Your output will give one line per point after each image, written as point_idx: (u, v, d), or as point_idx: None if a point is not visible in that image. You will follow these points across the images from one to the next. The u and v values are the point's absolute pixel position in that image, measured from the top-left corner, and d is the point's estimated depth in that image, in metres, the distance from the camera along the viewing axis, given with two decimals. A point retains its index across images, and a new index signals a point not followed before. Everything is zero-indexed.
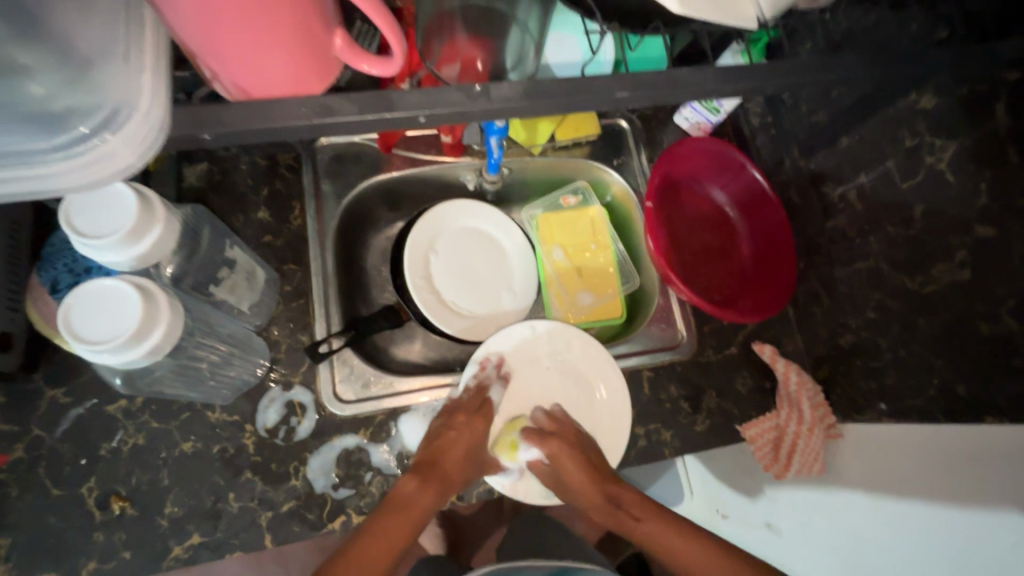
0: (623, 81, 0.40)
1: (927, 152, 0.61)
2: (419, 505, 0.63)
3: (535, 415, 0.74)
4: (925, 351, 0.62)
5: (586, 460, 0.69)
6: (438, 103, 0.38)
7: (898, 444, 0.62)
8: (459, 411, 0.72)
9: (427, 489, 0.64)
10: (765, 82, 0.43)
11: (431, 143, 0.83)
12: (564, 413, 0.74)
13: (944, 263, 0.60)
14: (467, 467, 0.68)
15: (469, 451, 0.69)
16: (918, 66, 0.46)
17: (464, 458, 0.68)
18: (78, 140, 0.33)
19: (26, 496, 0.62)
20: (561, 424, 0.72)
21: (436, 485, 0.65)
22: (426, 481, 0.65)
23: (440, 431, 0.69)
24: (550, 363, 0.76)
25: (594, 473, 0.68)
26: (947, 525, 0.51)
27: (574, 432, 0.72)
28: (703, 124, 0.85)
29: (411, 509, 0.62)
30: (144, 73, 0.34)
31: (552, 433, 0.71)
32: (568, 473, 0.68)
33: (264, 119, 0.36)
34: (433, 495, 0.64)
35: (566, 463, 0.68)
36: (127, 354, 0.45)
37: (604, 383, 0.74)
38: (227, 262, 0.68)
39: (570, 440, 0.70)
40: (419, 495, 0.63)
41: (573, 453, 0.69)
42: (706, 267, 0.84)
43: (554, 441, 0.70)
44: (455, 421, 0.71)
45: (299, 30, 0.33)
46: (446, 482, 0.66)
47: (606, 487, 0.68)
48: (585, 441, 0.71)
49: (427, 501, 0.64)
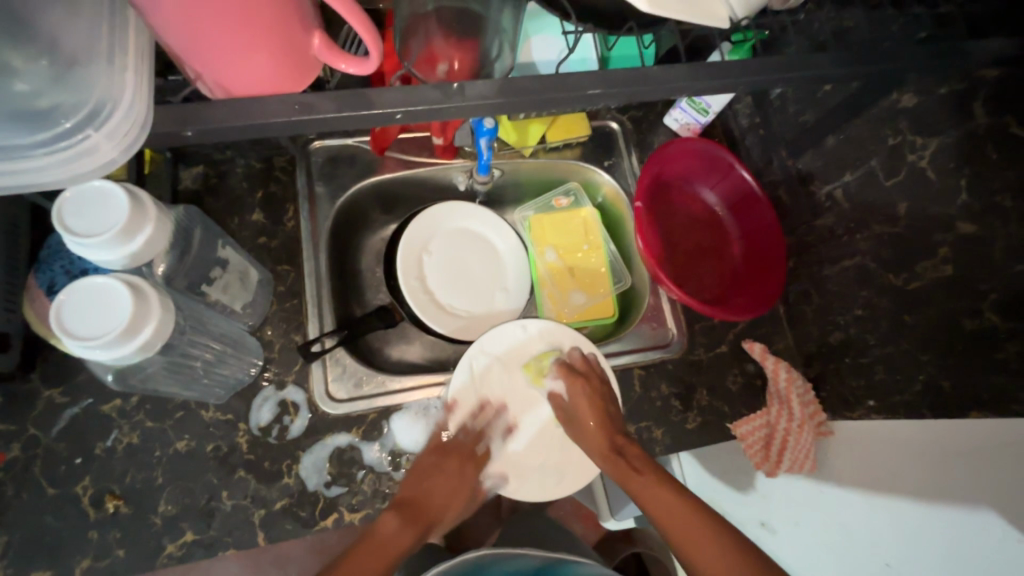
0: (597, 78, 0.41)
1: (909, 151, 0.62)
2: (399, 543, 0.61)
3: (570, 352, 0.74)
4: (909, 347, 0.63)
5: (601, 405, 0.69)
6: (415, 100, 0.38)
7: (879, 436, 0.63)
8: (452, 453, 0.69)
9: (408, 530, 0.63)
10: (740, 77, 0.44)
11: (424, 145, 0.84)
12: (592, 359, 0.74)
13: (927, 259, 0.61)
14: (443, 507, 0.67)
15: (454, 494, 0.67)
16: (892, 62, 0.47)
17: (445, 503, 0.67)
18: (61, 135, 0.33)
19: (22, 495, 0.63)
20: (591, 374, 0.72)
21: (417, 526, 0.64)
22: (410, 521, 0.63)
23: (431, 471, 0.68)
24: (552, 346, 0.75)
25: (603, 420, 0.69)
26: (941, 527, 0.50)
27: (600, 377, 0.72)
28: (693, 125, 0.87)
29: (390, 547, 0.60)
30: (126, 72, 0.34)
31: (579, 374, 0.72)
32: (581, 411, 0.70)
33: (248, 116, 0.37)
34: (413, 538, 0.63)
35: (581, 402, 0.70)
36: (118, 350, 0.46)
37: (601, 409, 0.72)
38: (218, 263, 0.70)
39: (595, 384, 0.71)
40: (401, 533, 0.62)
41: (591, 396, 0.70)
42: (697, 266, 0.85)
43: (579, 380, 0.71)
44: (448, 465, 0.68)
45: (281, 31, 0.34)
46: (429, 524, 0.65)
47: (615, 438, 0.67)
48: (606, 391, 0.71)
49: (407, 541, 0.62)
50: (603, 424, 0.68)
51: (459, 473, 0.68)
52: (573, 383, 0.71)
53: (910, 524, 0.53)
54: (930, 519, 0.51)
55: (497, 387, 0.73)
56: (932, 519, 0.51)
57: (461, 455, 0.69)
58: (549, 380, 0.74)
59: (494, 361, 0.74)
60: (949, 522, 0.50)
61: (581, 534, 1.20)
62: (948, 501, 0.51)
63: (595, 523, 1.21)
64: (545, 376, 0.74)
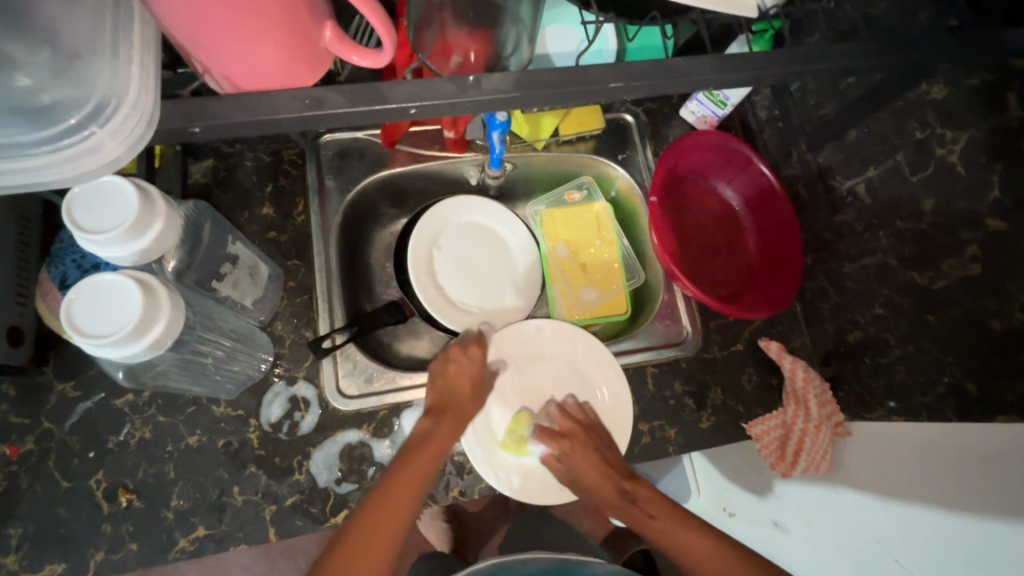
0: (618, 71, 0.39)
1: (937, 144, 0.60)
2: (441, 437, 0.64)
3: (546, 411, 0.73)
4: (933, 348, 0.61)
5: (599, 458, 0.68)
6: (428, 95, 0.37)
7: (908, 439, 0.61)
8: (453, 345, 0.72)
9: (445, 424, 0.65)
10: (766, 69, 0.42)
11: (435, 138, 0.83)
12: (579, 409, 0.73)
13: (954, 257, 0.59)
14: (467, 395, 0.69)
15: (475, 381, 0.70)
16: (925, 51, 0.45)
17: (467, 388, 0.69)
18: (64, 133, 0.32)
19: (35, 488, 0.63)
20: (576, 425, 0.70)
21: (451, 419, 0.66)
22: (442, 417, 0.66)
23: (443, 365, 0.70)
24: (520, 409, 0.73)
25: (606, 469, 0.67)
26: (972, 536, 0.48)
27: (587, 431, 0.70)
28: (710, 117, 0.84)
29: (435, 444, 0.63)
30: (131, 66, 0.33)
31: (564, 433, 0.69)
32: (581, 472, 0.67)
33: (256, 112, 0.36)
34: (453, 428, 0.66)
35: (580, 463, 0.67)
36: (129, 347, 0.46)
37: (606, 384, 0.74)
38: (229, 258, 0.70)
39: (583, 441, 0.68)
40: (439, 428, 0.65)
41: (587, 453, 0.68)
42: (711, 262, 0.83)
43: (567, 442, 0.68)
44: (449, 354, 0.71)
45: (290, 24, 0.33)
46: (461, 413, 0.67)
47: (623, 485, 0.67)
48: (601, 440, 0.70)
49: (449, 432, 0.65)
50: (608, 475, 0.67)
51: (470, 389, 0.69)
52: (562, 448, 0.68)
53: (947, 528, 0.50)
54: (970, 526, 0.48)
55: (507, 390, 0.74)
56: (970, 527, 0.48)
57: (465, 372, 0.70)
58: (533, 446, 0.70)
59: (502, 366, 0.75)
60: (988, 527, 0.47)
61: (589, 530, 1.20)
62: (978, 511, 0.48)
63: (604, 519, 1.21)
64: (528, 440, 0.70)
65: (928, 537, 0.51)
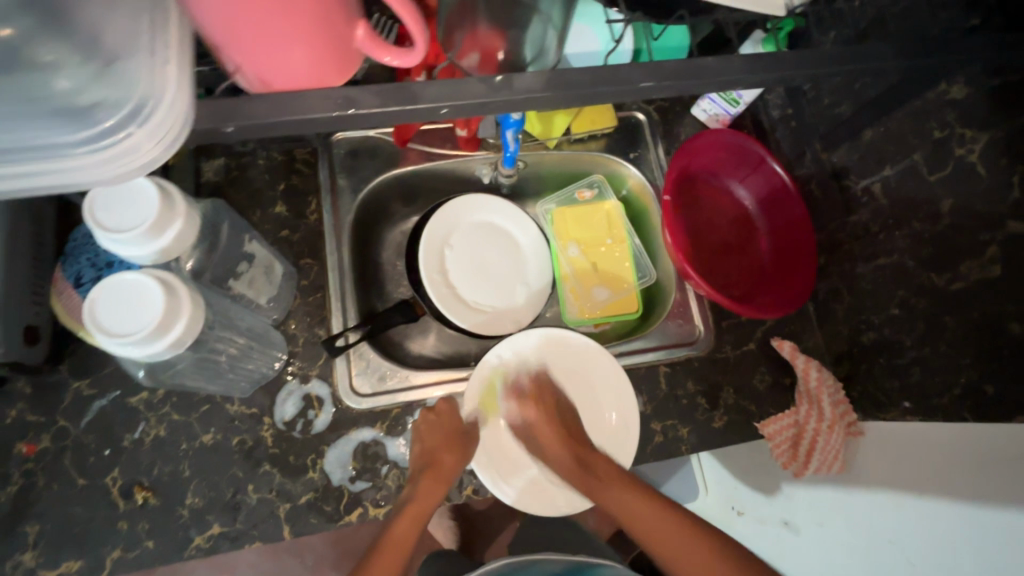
0: (648, 70, 0.39)
1: (957, 144, 0.60)
2: (421, 502, 0.64)
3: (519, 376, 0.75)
4: (950, 349, 0.61)
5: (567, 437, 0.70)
6: (459, 95, 0.37)
7: (919, 441, 0.61)
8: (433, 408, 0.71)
9: (427, 488, 0.65)
10: (796, 69, 0.42)
11: (447, 137, 0.83)
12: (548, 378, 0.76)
13: (973, 258, 0.58)
14: (445, 453, 0.67)
15: (451, 439, 0.68)
16: (952, 52, 0.45)
17: (442, 444, 0.67)
18: (103, 134, 0.33)
19: (52, 486, 0.63)
20: (545, 391, 0.74)
21: (434, 482, 0.65)
22: (424, 479, 0.65)
23: (420, 428, 0.69)
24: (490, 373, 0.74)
25: (567, 440, 0.70)
26: (988, 532, 0.48)
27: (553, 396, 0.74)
28: (722, 116, 0.84)
29: (418, 508, 0.64)
30: (167, 66, 0.34)
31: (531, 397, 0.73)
32: (547, 443, 0.70)
33: (287, 112, 0.36)
34: (434, 492, 0.65)
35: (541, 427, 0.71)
36: (150, 346, 0.46)
37: (617, 407, 0.74)
38: (245, 257, 0.71)
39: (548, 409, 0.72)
40: (420, 492, 0.65)
41: (549, 419, 0.71)
42: (722, 262, 0.83)
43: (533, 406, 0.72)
44: (425, 418, 0.70)
45: (321, 25, 0.33)
46: (443, 472, 0.66)
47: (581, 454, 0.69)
48: (562, 407, 0.74)
49: (429, 497, 0.65)
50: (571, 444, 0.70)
51: (448, 440, 0.68)
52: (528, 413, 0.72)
53: (961, 524, 0.50)
54: (986, 524, 0.48)
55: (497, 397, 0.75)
56: (985, 524, 0.49)
57: (441, 429, 0.69)
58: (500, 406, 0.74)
59: (491, 411, 0.74)
60: (1003, 521, 0.47)
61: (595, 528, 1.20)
62: (993, 506, 0.49)
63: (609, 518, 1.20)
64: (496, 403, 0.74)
65: (941, 534, 0.52)
